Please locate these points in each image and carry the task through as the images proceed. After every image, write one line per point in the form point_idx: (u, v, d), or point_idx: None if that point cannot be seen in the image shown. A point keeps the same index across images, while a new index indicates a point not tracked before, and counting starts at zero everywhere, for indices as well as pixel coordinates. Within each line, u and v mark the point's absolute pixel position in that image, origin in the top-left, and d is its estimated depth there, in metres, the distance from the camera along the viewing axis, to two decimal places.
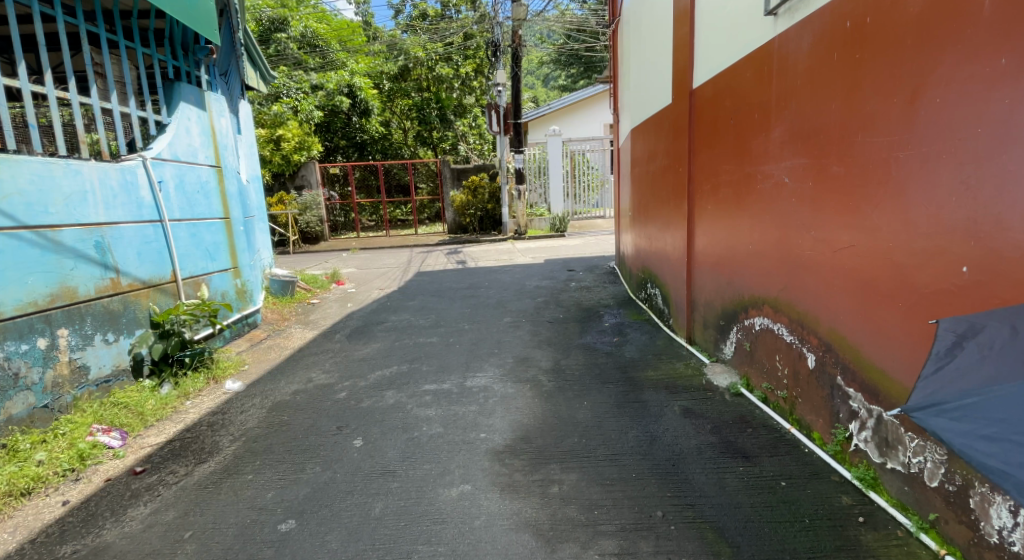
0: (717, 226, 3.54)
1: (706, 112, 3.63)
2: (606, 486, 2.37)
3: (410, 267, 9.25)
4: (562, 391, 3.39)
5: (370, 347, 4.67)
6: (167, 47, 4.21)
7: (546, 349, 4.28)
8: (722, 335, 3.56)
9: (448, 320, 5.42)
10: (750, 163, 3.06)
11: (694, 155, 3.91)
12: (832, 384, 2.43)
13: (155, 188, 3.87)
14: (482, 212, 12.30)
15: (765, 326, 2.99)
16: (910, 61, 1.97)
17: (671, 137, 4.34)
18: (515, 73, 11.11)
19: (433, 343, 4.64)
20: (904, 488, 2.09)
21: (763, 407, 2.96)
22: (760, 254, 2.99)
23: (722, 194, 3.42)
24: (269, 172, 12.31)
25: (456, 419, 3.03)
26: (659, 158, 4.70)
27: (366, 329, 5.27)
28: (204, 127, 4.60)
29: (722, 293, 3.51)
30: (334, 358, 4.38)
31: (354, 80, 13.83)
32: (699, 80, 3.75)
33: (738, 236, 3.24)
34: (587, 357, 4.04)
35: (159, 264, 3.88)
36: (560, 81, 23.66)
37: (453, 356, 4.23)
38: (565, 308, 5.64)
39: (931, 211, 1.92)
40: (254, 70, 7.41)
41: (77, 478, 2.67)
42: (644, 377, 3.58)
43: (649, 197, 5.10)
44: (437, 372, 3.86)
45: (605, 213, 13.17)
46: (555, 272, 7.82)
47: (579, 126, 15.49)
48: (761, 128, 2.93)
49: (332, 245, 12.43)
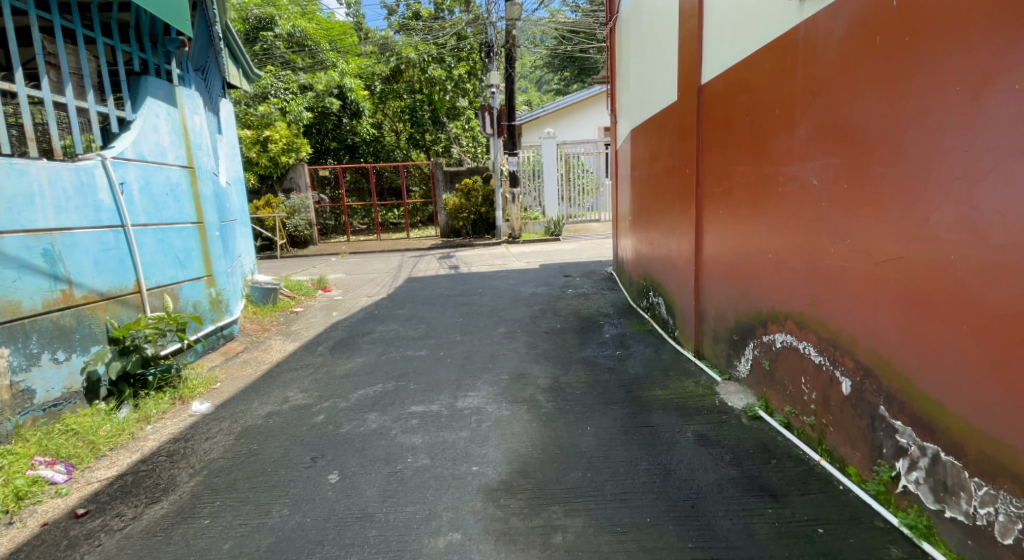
0: (729, 233, 3.26)
1: (718, 110, 3.34)
2: (618, 535, 2.06)
3: (399, 274, 8.83)
4: (563, 414, 3.08)
5: (353, 361, 4.33)
6: (133, 39, 3.89)
7: (544, 363, 3.98)
8: (736, 351, 3.27)
9: (439, 331, 5.10)
10: (768, 163, 2.78)
11: (702, 155, 3.62)
12: (872, 415, 2.12)
13: (116, 190, 3.54)
14: (475, 216, 11.95)
15: (787, 344, 2.70)
16: (978, 44, 1.68)
17: (675, 137, 4.05)
18: (510, 74, 10.85)
19: (421, 358, 4.32)
20: (967, 542, 1.80)
21: (786, 434, 2.67)
22: (780, 266, 2.71)
23: (736, 197, 3.13)
24: (255, 174, 12.00)
25: (446, 449, 2.72)
26: (662, 160, 4.42)
27: (351, 341, 4.94)
28: (175, 124, 4.28)
29: (737, 306, 3.21)
30: (315, 375, 4.06)
31: (345, 81, 13.56)
32: (707, 75, 3.49)
33: (755, 245, 2.95)
34: (588, 373, 3.73)
35: (120, 273, 3.54)
36: (554, 85, 23.49)
37: (443, 372, 3.90)
38: (562, 318, 5.33)
39: (1005, 219, 1.63)
40: (238, 68, 7.26)
41: (9, 521, 2.34)
42: (651, 397, 3.28)
43: (652, 200, 4.80)
44: (424, 391, 3.53)
45: (602, 217, 12.82)
46: (551, 278, 7.54)
47: (574, 129, 15.17)
48: (781, 125, 2.66)
49: (322, 249, 12.08)
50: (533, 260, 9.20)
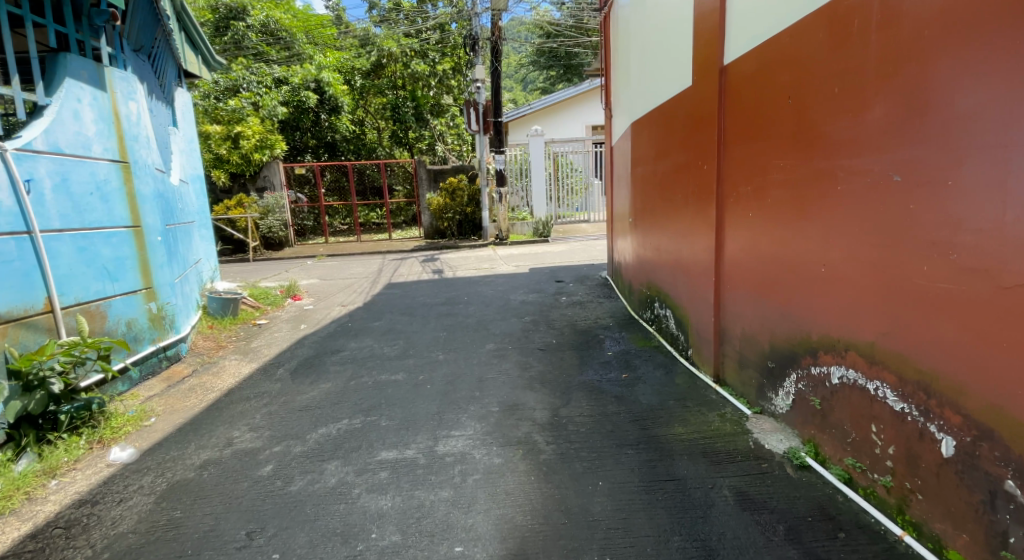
0: (760, 241, 2.67)
1: (746, 94, 2.75)
2: None
3: (378, 279, 8.18)
4: (568, 463, 2.51)
5: (318, 390, 3.71)
6: (46, 9, 3.29)
7: (540, 390, 3.40)
8: (771, 382, 2.68)
9: (419, 348, 4.50)
10: (822, 155, 2.19)
11: (723, 148, 3.01)
12: (993, 491, 1.61)
13: (20, 189, 2.98)
14: (460, 216, 11.37)
15: (847, 381, 2.12)
16: None
17: (685, 128, 3.49)
18: (495, 68, 10.30)
19: (397, 384, 3.71)
20: None
21: (850, 494, 2.12)
22: (839, 284, 2.12)
23: (767, 197, 2.58)
24: (226, 172, 11.30)
25: (420, 518, 2.17)
26: (671, 154, 3.82)
27: (317, 362, 4.35)
28: (103, 112, 3.67)
29: (767, 328, 2.66)
30: (270, 407, 3.47)
31: (322, 75, 12.92)
32: (726, 56, 2.92)
33: (794, 255, 2.39)
34: (592, 402, 3.15)
35: (26, 291, 3.00)
36: (540, 83, 22.91)
37: (422, 403, 3.30)
38: (557, 331, 4.77)
39: None
40: (195, 54, 6.65)
41: None
42: (671, 436, 2.70)
43: (658, 201, 4.21)
44: (398, 429, 2.95)
45: (589, 216, 12.35)
46: (542, 284, 6.96)
47: (562, 126, 14.65)
48: (845, 107, 2.06)
49: (298, 251, 11.40)
50: (522, 263, 8.65)
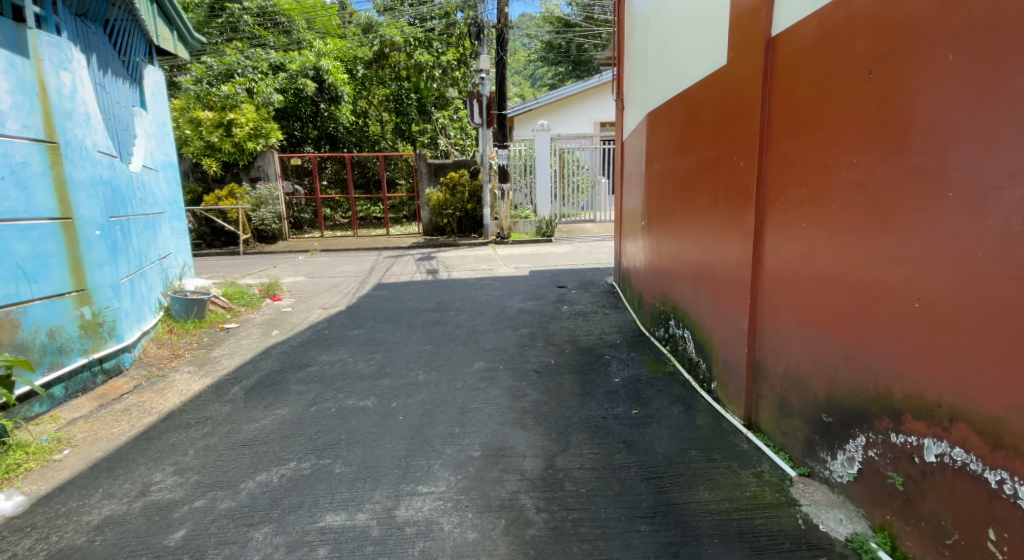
0: (815, 257, 2.05)
1: (799, 70, 2.13)
2: None
3: (368, 279, 7.57)
4: (562, 545, 1.94)
5: (270, 417, 3.13)
6: None
7: (533, 428, 2.80)
8: (826, 440, 2.04)
9: (397, 366, 3.91)
10: (934, 148, 1.58)
11: (763, 139, 2.38)
12: None
13: None
14: (461, 212, 10.80)
15: (952, 463, 1.55)
16: None
17: (714, 115, 2.87)
18: (500, 59, 9.71)
19: (364, 413, 3.12)
20: None
21: None
22: (955, 329, 1.53)
23: (829, 204, 1.97)
24: (219, 162, 10.72)
25: None
26: (697, 148, 3.18)
27: (278, 379, 3.78)
28: (24, 81, 3.19)
29: (819, 373, 2.06)
30: (207, 439, 2.90)
31: (320, 62, 12.32)
32: (774, 25, 2.28)
33: (870, 283, 1.79)
34: (596, 448, 2.57)
35: None
36: (547, 80, 22.27)
37: (389, 442, 2.71)
38: (557, 347, 4.18)
39: None
40: (169, 29, 6.03)
41: None
42: (697, 504, 2.11)
43: (677, 203, 3.59)
44: (353, 480, 2.38)
45: (595, 215, 11.76)
46: (543, 289, 6.37)
47: (570, 123, 14.04)
48: (989, 77, 1.45)
49: (292, 245, 10.80)
50: (524, 264, 8.06)
